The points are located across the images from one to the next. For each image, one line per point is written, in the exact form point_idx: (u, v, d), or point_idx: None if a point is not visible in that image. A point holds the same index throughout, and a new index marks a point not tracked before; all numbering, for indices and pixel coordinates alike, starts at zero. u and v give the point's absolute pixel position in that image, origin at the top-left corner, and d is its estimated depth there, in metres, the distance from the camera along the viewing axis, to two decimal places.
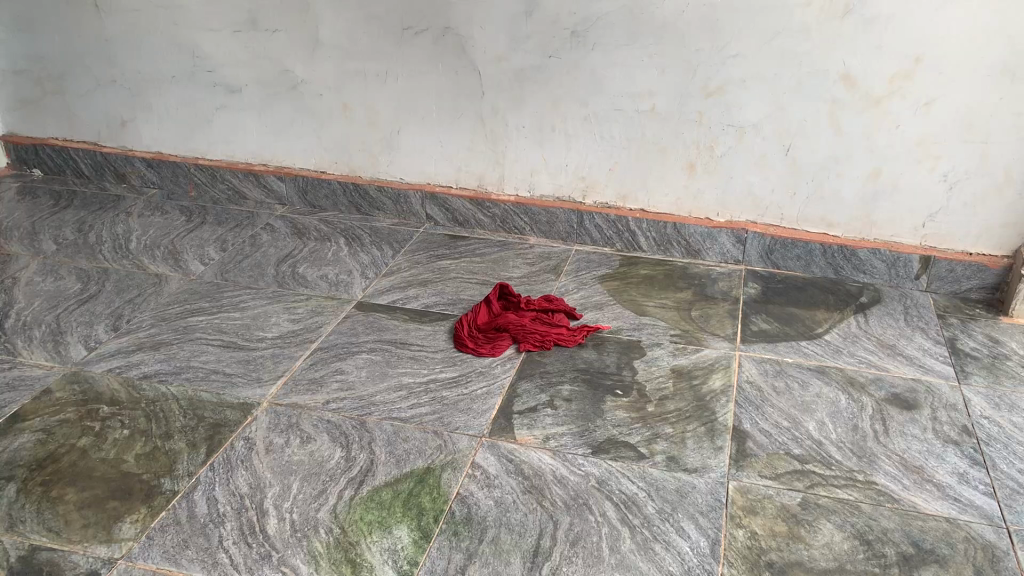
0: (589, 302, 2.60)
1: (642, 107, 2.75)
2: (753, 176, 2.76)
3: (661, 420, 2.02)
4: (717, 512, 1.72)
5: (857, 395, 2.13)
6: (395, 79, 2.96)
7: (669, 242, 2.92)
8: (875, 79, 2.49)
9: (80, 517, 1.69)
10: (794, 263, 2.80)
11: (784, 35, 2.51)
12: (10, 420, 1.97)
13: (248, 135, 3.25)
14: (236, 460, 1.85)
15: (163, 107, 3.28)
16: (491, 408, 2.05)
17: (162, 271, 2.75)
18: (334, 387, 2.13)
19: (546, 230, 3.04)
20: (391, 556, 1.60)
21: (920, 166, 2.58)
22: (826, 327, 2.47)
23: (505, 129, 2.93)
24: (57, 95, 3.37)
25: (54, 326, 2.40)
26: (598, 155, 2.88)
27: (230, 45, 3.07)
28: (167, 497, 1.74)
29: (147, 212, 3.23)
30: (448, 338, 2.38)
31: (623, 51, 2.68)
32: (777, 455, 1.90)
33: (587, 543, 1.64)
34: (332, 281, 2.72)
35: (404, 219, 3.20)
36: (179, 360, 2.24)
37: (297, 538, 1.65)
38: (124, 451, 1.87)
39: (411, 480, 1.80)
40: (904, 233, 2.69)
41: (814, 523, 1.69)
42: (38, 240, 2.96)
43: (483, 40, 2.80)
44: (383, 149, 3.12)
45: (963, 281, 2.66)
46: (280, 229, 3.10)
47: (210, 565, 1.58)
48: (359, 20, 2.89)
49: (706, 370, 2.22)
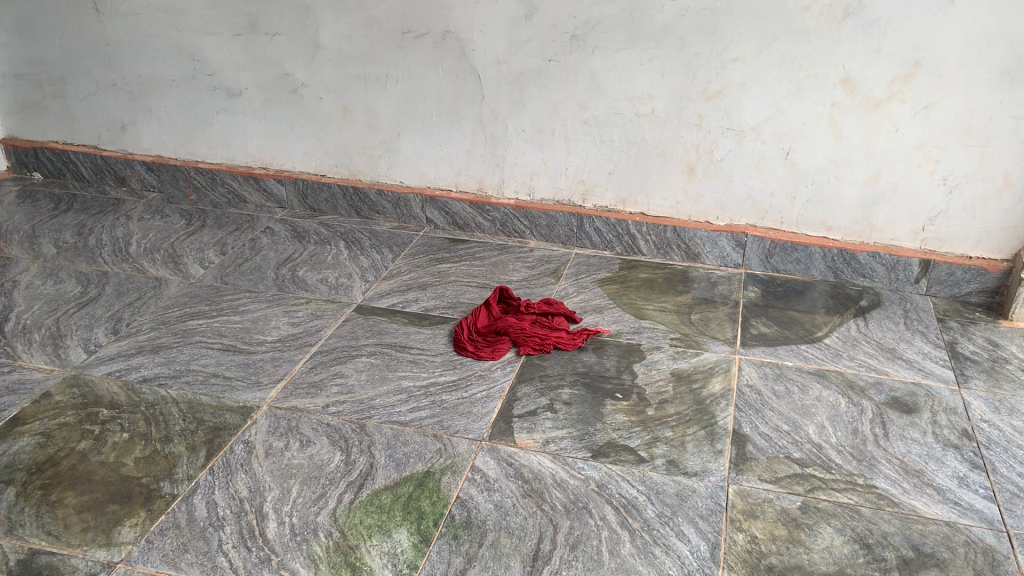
0: (589, 305, 2.60)
1: (643, 110, 2.75)
2: (752, 180, 2.76)
3: (661, 424, 2.01)
4: (717, 516, 1.72)
5: (856, 398, 2.13)
6: (395, 84, 2.97)
7: (668, 245, 2.92)
8: (874, 83, 2.50)
9: (79, 521, 1.68)
10: (794, 266, 2.81)
11: (785, 39, 2.51)
12: (10, 423, 1.97)
13: (248, 138, 3.25)
14: (236, 464, 1.85)
15: (163, 111, 3.29)
16: (490, 413, 2.05)
17: (162, 275, 2.75)
18: (334, 391, 2.13)
19: (546, 233, 3.05)
20: (391, 560, 1.60)
21: (919, 170, 2.58)
22: (826, 330, 2.47)
23: (505, 132, 2.93)
24: (57, 99, 3.38)
25: (54, 329, 2.40)
26: (598, 159, 2.88)
27: (230, 49, 3.08)
28: (167, 501, 1.74)
29: (147, 216, 3.23)
30: (447, 342, 2.37)
31: (623, 55, 2.68)
32: (777, 458, 1.90)
33: (586, 546, 1.64)
34: (332, 284, 2.72)
35: (404, 222, 3.20)
36: (179, 364, 2.24)
37: (297, 541, 1.65)
38: (123, 455, 1.87)
39: (411, 484, 1.80)
40: (904, 237, 2.69)
41: (814, 527, 1.69)
42: (38, 244, 2.96)
43: (482, 44, 2.80)
44: (383, 153, 3.12)
45: (962, 285, 2.67)
46: (279, 233, 3.11)
47: (209, 569, 1.58)
48: (359, 24, 2.89)
49: (706, 374, 2.22)
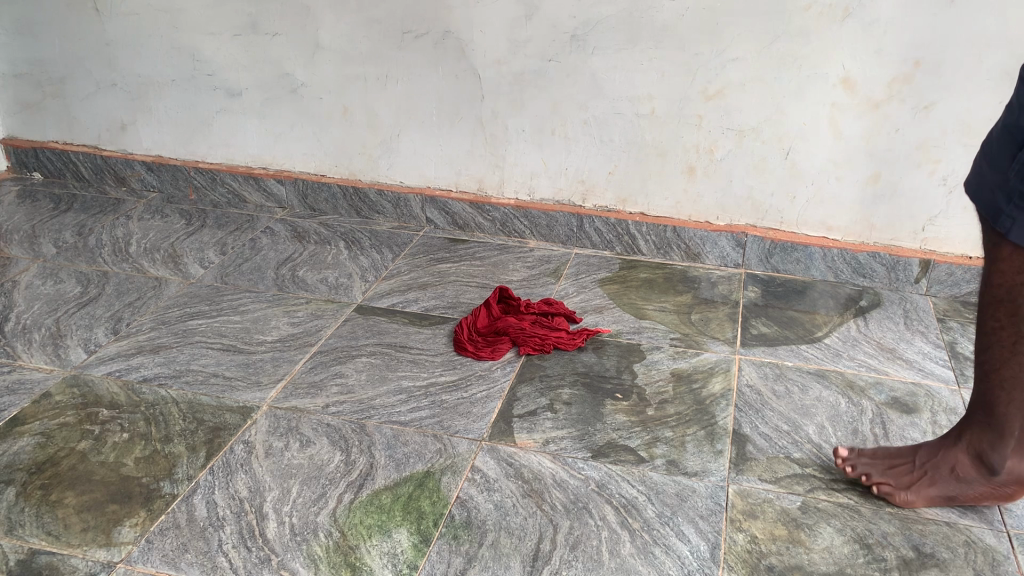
0: (589, 305, 2.60)
1: (643, 110, 2.75)
2: (752, 180, 2.76)
3: (661, 424, 2.01)
4: (717, 516, 1.72)
5: (856, 398, 2.13)
6: (395, 84, 2.97)
7: (668, 245, 2.92)
8: (874, 84, 2.50)
9: (80, 521, 1.68)
10: (794, 267, 2.81)
11: (784, 40, 2.52)
12: (10, 423, 1.97)
13: (248, 138, 3.25)
14: (236, 464, 1.85)
15: (163, 111, 3.29)
16: (490, 413, 2.05)
17: (163, 275, 2.76)
18: (334, 391, 2.13)
19: (546, 233, 3.05)
20: (391, 560, 1.60)
21: (919, 170, 2.57)
22: (826, 330, 2.47)
23: (505, 132, 2.93)
24: (56, 98, 3.38)
25: (54, 329, 2.40)
26: (598, 159, 2.88)
27: (230, 48, 3.07)
28: (167, 500, 1.74)
29: (147, 216, 3.23)
30: (448, 342, 2.37)
31: (623, 55, 2.68)
32: (778, 458, 1.89)
33: (586, 546, 1.63)
34: (332, 284, 2.72)
35: (404, 222, 3.20)
36: (178, 364, 2.23)
37: (297, 541, 1.65)
38: (123, 455, 1.87)
39: (411, 484, 1.80)
40: (904, 237, 2.69)
41: (814, 527, 1.69)
42: (38, 244, 2.96)
43: (483, 44, 2.80)
44: (383, 153, 3.12)
45: (962, 285, 2.67)
46: (279, 233, 3.11)
47: (210, 569, 1.58)
48: (359, 24, 2.89)
49: (706, 374, 2.22)
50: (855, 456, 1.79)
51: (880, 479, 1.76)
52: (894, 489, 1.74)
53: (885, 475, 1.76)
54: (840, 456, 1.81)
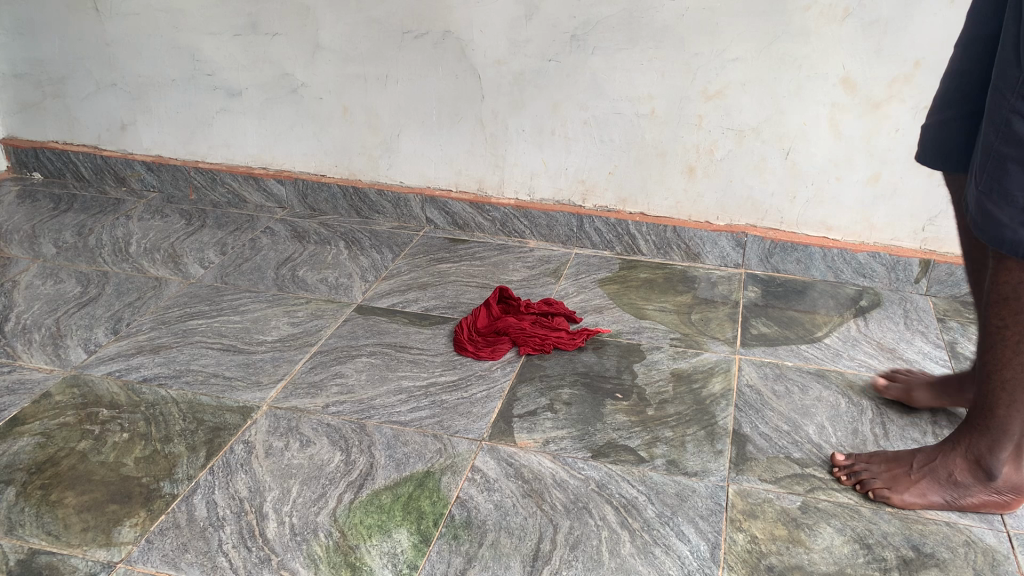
0: (589, 305, 2.60)
1: (643, 110, 2.75)
2: (752, 181, 2.76)
3: (661, 424, 2.01)
4: (717, 516, 1.72)
5: (856, 399, 2.13)
6: (395, 84, 2.97)
7: (668, 245, 2.92)
8: (874, 84, 2.50)
9: (80, 521, 1.68)
10: (793, 266, 2.81)
11: (784, 40, 2.52)
12: (10, 423, 1.97)
13: (248, 138, 3.25)
14: (236, 464, 1.85)
15: (163, 111, 3.28)
16: (490, 413, 2.05)
17: (163, 275, 2.76)
18: (334, 391, 2.13)
19: (545, 233, 3.05)
20: (391, 560, 1.60)
21: (919, 170, 2.57)
22: (826, 330, 2.47)
23: (505, 132, 2.93)
24: (56, 99, 3.38)
25: (54, 329, 2.40)
26: (598, 159, 2.88)
27: (230, 48, 3.07)
28: (167, 500, 1.74)
29: (146, 216, 3.23)
30: (448, 342, 2.37)
31: (623, 55, 2.68)
32: (778, 459, 1.89)
33: (586, 546, 1.63)
34: (332, 284, 2.72)
35: (403, 222, 3.20)
36: (178, 364, 2.23)
37: (297, 541, 1.65)
38: (123, 455, 1.87)
39: (411, 484, 1.80)
40: (904, 237, 2.69)
41: (814, 527, 1.69)
42: (38, 244, 2.96)
43: (483, 44, 2.80)
44: (383, 153, 3.12)
45: (963, 285, 2.67)
46: (279, 233, 3.11)
47: (210, 569, 1.58)
48: (359, 24, 2.89)
49: (706, 374, 2.22)
50: (853, 462, 1.83)
51: (876, 482, 1.77)
52: (891, 491, 1.75)
53: (880, 477, 1.77)
54: (838, 463, 1.85)
